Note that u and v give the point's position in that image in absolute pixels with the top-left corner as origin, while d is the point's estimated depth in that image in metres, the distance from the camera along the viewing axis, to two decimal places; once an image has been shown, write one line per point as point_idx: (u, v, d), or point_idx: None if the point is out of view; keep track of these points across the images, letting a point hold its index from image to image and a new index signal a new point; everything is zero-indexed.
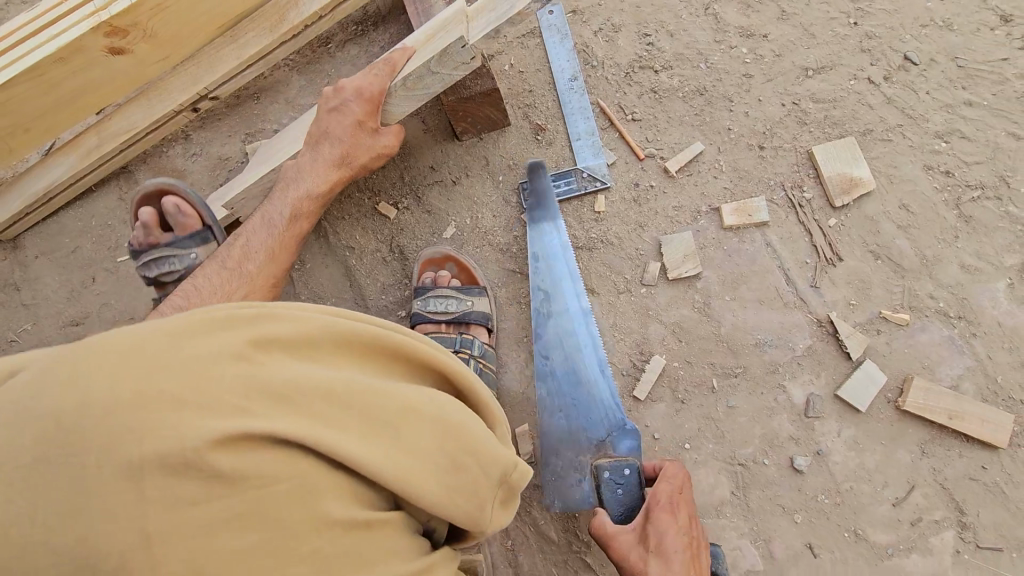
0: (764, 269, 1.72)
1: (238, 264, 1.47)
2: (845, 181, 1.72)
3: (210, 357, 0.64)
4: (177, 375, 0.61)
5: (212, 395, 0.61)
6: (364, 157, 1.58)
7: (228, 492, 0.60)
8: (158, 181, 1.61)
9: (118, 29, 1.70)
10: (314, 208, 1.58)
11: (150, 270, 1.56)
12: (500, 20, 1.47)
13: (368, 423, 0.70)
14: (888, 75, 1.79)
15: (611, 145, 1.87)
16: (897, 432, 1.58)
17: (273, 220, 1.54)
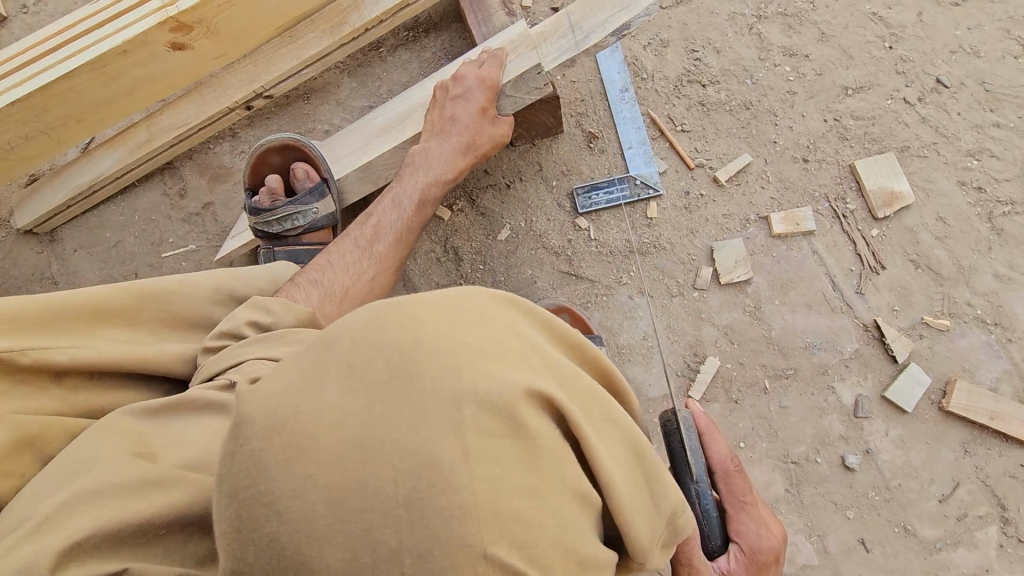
0: (811, 275, 1.80)
1: (369, 242, 1.49)
2: (886, 195, 1.82)
3: (491, 322, 0.67)
4: (468, 331, 0.64)
5: (493, 354, 0.63)
6: (486, 145, 1.64)
7: (500, 442, 0.59)
8: (281, 139, 1.72)
9: (183, 25, 1.71)
10: (439, 193, 1.62)
11: (275, 225, 1.68)
12: (575, 49, 1.55)
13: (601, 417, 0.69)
14: (922, 96, 1.91)
15: (662, 154, 1.93)
16: (941, 432, 1.66)
17: (402, 203, 1.57)
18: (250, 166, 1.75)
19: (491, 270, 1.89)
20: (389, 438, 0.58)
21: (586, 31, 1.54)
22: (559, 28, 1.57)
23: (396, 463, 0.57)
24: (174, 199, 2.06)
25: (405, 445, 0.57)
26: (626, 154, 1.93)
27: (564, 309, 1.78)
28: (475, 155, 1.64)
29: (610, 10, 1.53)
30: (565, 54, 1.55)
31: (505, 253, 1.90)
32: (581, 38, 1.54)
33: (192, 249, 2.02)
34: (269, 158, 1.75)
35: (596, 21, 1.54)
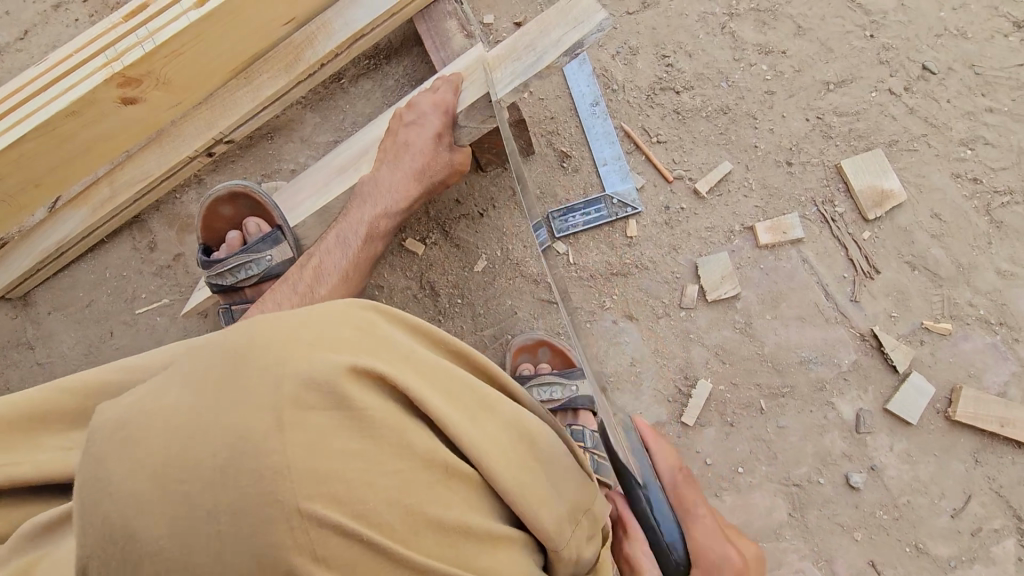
0: (803, 286, 1.71)
1: (309, 286, 1.45)
2: (876, 194, 1.73)
3: (341, 318, 0.77)
4: (317, 329, 0.73)
5: (339, 345, 0.72)
6: (441, 172, 1.58)
7: (330, 411, 0.66)
8: (230, 185, 1.65)
9: (130, 80, 1.65)
10: (391, 226, 1.57)
11: (229, 277, 1.60)
12: (526, 73, 1.42)
13: (454, 389, 0.78)
14: (908, 85, 1.81)
15: (638, 168, 1.85)
16: (949, 443, 1.58)
17: (349, 240, 1.52)
18: (205, 220, 1.71)
19: (470, 303, 1.83)
20: (242, 386, 0.66)
21: (539, 54, 1.42)
22: (515, 51, 1.47)
23: (230, 431, 0.63)
24: (145, 253, 2.02)
25: (241, 422, 0.63)
26: (601, 171, 1.85)
27: (544, 343, 1.75)
28: (430, 181, 1.59)
29: (565, 28, 1.41)
30: (515, 77, 1.43)
31: (482, 285, 1.83)
32: (534, 60, 1.42)
33: (166, 303, 1.98)
34: (221, 208, 1.68)
35: (551, 40, 1.42)
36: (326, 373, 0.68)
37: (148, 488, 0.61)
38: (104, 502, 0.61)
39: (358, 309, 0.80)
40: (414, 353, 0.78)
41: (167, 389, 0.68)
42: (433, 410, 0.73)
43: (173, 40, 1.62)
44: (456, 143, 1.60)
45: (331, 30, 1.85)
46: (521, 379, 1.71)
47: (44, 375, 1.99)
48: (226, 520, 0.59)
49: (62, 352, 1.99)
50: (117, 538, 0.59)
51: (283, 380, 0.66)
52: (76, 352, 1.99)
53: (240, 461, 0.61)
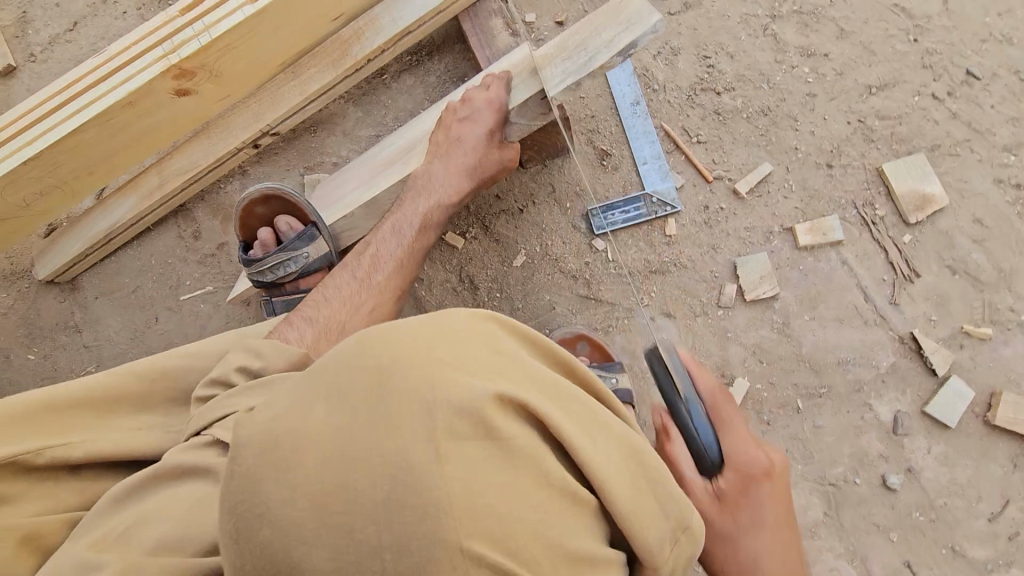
0: (841, 287, 1.73)
1: (367, 272, 1.49)
2: (917, 198, 1.74)
3: (478, 333, 0.71)
4: (454, 346, 0.67)
5: (486, 369, 0.67)
6: (491, 168, 1.62)
7: (482, 446, 0.61)
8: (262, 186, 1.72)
9: (186, 71, 1.70)
10: (441, 219, 1.61)
11: (270, 275, 1.66)
12: (579, 72, 1.45)
13: (583, 409, 0.72)
14: (952, 90, 1.81)
15: (678, 168, 1.87)
16: (987, 446, 1.59)
17: (402, 229, 1.56)
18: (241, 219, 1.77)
19: (509, 297, 1.86)
20: (390, 411, 0.61)
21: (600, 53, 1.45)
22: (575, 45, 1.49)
23: (380, 472, 0.58)
24: (189, 241, 2.07)
25: (386, 458, 0.58)
26: (641, 170, 1.87)
27: (583, 337, 1.76)
28: (481, 177, 1.62)
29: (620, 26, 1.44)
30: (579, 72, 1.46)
31: (521, 279, 1.86)
32: (586, 59, 1.46)
33: (209, 290, 2.03)
34: (256, 209, 1.74)
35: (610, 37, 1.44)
36: (481, 401, 0.62)
37: (308, 527, 0.57)
38: (261, 524, 0.58)
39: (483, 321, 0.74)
40: (543, 372, 0.72)
41: (302, 407, 0.64)
42: (573, 442, 0.67)
43: (229, 33, 1.66)
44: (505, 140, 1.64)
45: (378, 26, 1.88)
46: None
47: (90, 358, 2.04)
48: (390, 559, 0.56)
49: (108, 336, 2.04)
50: (281, 570, 0.57)
51: (436, 406, 0.61)
52: (122, 336, 2.04)
53: (399, 500, 0.57)
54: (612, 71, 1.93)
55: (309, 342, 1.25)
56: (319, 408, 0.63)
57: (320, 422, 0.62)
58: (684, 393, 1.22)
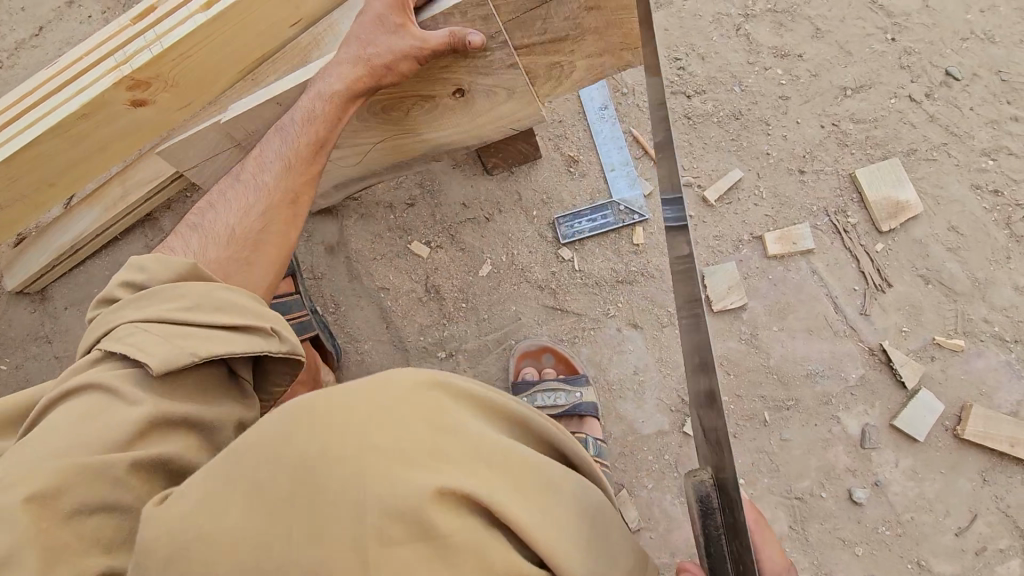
0: (811, 297, 1.69)
1: (253, 175, 1.30)
2: (891, 205, 1.69)
3: (413, 404, 0.73)
4: (386, 431, 0.68)
5: (418, 446, 0.68)
6: (387, 56, 1.25)
7: (414, 543, 0.63)
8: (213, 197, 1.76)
9: (140, 82, 1.69)
10: (330, 111, 1.29)
11: None
12: None
13: (525, 480, 0.72)
14: (930, 92, 1.76)
15: (646, 175, 1.83)
16: (957, 460, 1.56)
17: (286, 127, 1.31)
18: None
19: (474, 308, 1.83)
20: (317, 499, 0.63)
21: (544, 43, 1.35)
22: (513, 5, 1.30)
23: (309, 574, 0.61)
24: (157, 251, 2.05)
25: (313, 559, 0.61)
26: (608, 177, 1.83)
27: (548, 349, 1.74)
28: (371, 61, 1.26)
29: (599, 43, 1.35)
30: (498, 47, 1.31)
31: (488, 289, 1.83)
32: None
33: None
34: None
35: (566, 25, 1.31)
36: (410, 489, 0.64)
37: None
38: None
39: (423, 390, 0.75)
40: (487, 445, 0.72)
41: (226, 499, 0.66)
42: (517, 517, 0.68)
43: (181, 44, 1.66)
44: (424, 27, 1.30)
45: (337, 31, 1.83)
46: (523, 385, 1.71)
47: (59, 369, 2.03)
48: None
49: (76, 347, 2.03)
50: None
51: (366, 506, 0.63)
52: None
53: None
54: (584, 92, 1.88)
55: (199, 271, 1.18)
56: (239, 504, 0.65)
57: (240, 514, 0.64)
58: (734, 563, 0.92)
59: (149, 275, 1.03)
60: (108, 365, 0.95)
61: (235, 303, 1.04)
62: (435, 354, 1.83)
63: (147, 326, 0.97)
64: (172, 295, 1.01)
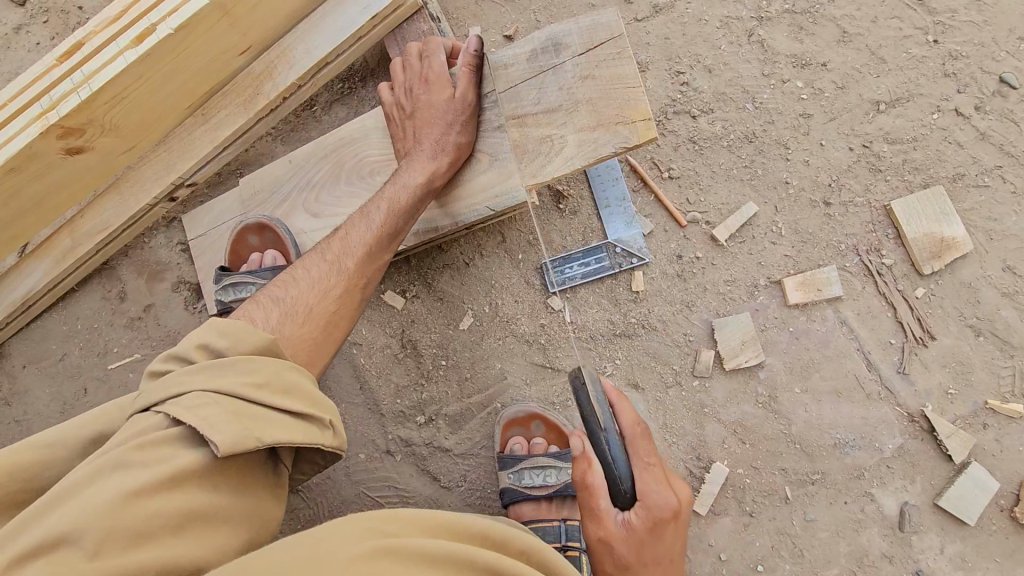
0: (840, 353, 1.45)
1: (336, 258, 1.32)
2: (934, 243, 1.43)
3: (371, 545, 0.77)
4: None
5: None
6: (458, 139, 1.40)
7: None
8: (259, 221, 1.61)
9: (71, 129, 1.48)
10: (410, 203, 1.39)
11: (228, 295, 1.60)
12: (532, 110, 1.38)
13: None
14: (980, 104, 1.49)
15: (646, 210, 1.60)
16: (1014, 547, 1.34)
17: (370, 214, 1.37)
18: (232, 247, 1.66)
19: (455, 365, 1.64)
20: None
21: (536, 112, 1.37)
22: (508, 75, 1.40)
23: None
24: (115, 303, 1.90)
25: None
26: (603, 214, 1.61)
27: (537, 416, 1.55)
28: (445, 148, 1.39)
29: (593, 114, 1.32)
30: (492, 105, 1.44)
31: (469, 344, 1.64)
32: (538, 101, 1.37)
33: (138, 358, 1.87)
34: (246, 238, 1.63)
35: (558, 95, 1.34)
36: None
37: None
38: None
39: (372, 550, 0.76)
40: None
41: None
42: None
43: (112, 84, 1.43)
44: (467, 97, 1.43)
45: (291, 58, 1.64)
46: (511, 461, 1.51)
47: (21, 433, 1.91)
48: None
49: (38, 409, 1.90)
50: None
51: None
52: (51, 408, 1.90)
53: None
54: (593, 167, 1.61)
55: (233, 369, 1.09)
56: None
57: None
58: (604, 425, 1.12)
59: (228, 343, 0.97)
60: (177, 431, 0.88)
61: (302, 388, 0.99)
62: (413, 418, 1.64)
63: (218, 399, 0.90)
64: (249, 368, 0.94)
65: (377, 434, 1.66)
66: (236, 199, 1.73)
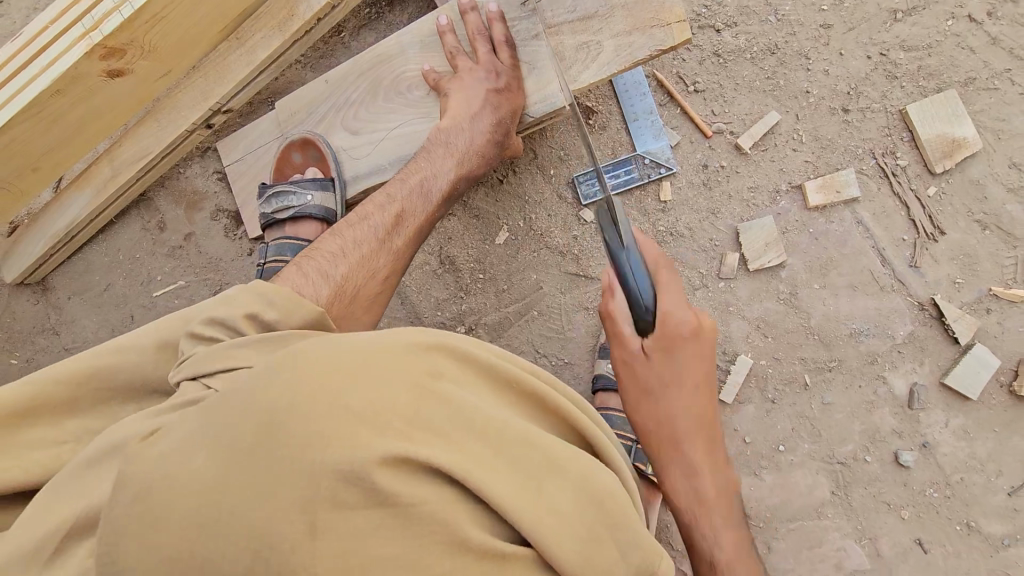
0: (856, 251, 1.56)
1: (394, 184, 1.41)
2: (946, 143, 1.52)
3: (395, 363, 0.69)
4: (351, 388, 0.64)
5: (383, 403, 0.64)
6: (496, 73, 1.45)
7: (364, 514, 0.58)
8: (299, 137, 1.69)
9: (112, 50, 1.51)
10: (465, 138, 1.43)
11: (270, 205, 1.66)
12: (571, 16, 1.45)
13: (505, 443, 0.68)
14: (993, 10, 1.55)
15: (673, 123, 1.66)
16: (1012, 418, 1.48)
17: (428, 147, 1.44)
18: (275, 163, 1.73)
19: (492, 278, 1.73)
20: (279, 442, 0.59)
21: (572, 20, 1.45)
22: None
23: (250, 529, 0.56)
24: (155, 233, 1.96)
25: (253, 516, 0.56)
26: (631, 128, 1.68)
27: None
28: (486, 83, 1.44)
29: (627, 19, 1.41)
30: (524, 17, 1.46)
31: (505, 258, 1.72)
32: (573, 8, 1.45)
33: (181, 285, 1.94)
34: (288, 158, 1.71)
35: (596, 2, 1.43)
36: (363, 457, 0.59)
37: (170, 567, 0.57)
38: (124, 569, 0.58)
39: (406, 347, 0.72)
40: (474, 415, 0.68)
41: (187, 449, 0.63)
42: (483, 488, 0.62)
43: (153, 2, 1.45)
44: (496, 35, 1.47)
45: None
46: None
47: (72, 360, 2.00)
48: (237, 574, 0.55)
49: (86, 337, 1.99)
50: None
51: (324, 464, 0.58)
52: (99, 336, 1.98)
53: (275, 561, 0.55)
54: (618, 76, 1.67)
55: (325, 303, 1.18)
56: (201, 455, 0.61)
57: (204, 463, 0.60)
58: (627, 241, 1.17)
59: (277, 310, 1.01)
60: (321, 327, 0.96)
61: None
62: (455, 329, 1.75)
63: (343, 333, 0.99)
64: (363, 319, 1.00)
65: None
66: (272, 123, 1.77)
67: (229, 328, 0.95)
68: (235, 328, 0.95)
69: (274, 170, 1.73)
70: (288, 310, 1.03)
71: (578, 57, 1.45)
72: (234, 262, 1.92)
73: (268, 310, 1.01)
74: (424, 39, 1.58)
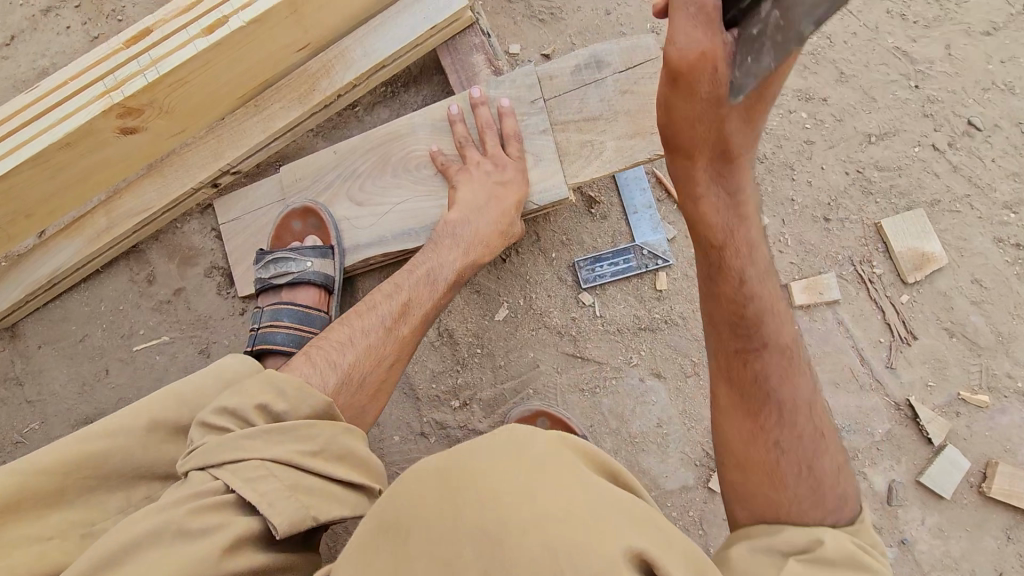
0: (838, 350, 1.66)
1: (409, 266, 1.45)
2: (916, 257, 1.67)
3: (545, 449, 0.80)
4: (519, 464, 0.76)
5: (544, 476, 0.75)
6: (503, 167, 1.52)
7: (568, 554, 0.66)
8: (299, 207, 1.70)
9: (132, 109, 1.52)
10: (473, 234, 1.48)
11: (268, 271, 1.67)
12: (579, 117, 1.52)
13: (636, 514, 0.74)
14: (952, 141, 1.75)
15: (670, 219, 1.77)
16: (982, 518, 1.55)
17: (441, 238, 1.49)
18: (273, 232, 1.73)
19: (490, 354, 1.75)
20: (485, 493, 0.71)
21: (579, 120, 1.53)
22: (554, 85, 1.53)
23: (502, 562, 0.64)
24: (142, 286, 1.91)
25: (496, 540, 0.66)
26: (631, 220, 1.77)
27: (541, 414, 1.68)
28: (493, 179, 1.50)
29: (630, 123, 1.49)
30: (534, 112, 1.55)
31: (504, 335, 1.75)
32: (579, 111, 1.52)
33: (165, 341, 1.88)
34: (289, 224, 1.71)
35: (600, 105, 1.51)
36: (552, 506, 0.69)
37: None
38: None
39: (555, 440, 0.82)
40: (609, 492, 0.76)
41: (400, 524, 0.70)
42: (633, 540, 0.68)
43: (181, 68, 1.49)
44: (504, 131, 1.55)
45: (348, 59, 1.73)
46: None
47: (33, 413, 1.88)
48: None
49: (52, 390, 1.88)
50: None
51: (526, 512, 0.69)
52: (68, 390, 1.88)
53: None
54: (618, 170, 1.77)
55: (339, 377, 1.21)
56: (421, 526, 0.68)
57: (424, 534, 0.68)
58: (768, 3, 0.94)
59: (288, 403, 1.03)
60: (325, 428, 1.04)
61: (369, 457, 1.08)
62: (449, 403, 1.74)
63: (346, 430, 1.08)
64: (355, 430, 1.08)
65: (412, 418, 1.74)
66: (278, 185, 1.79)
67: (239, 417, 0.98)
68: (246, 419, 0.98)
69: (274, 236, 1.73)
70: (298, 401, 1.03)
71: (581, 153, 1.53)
72: (224, 321, 1.88)
73: (278, 400, 1.02)
74: (436, 123, 1.64)
